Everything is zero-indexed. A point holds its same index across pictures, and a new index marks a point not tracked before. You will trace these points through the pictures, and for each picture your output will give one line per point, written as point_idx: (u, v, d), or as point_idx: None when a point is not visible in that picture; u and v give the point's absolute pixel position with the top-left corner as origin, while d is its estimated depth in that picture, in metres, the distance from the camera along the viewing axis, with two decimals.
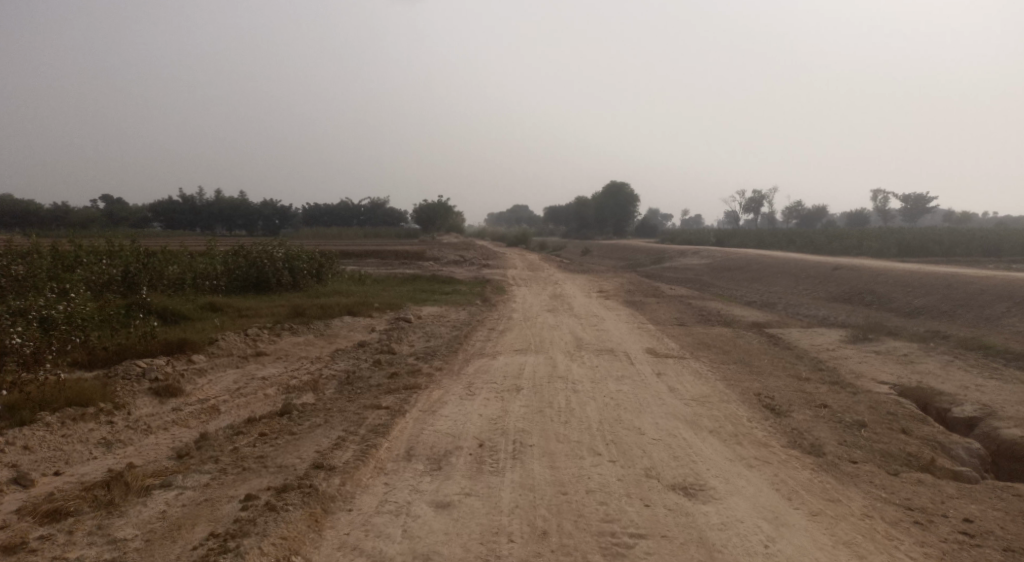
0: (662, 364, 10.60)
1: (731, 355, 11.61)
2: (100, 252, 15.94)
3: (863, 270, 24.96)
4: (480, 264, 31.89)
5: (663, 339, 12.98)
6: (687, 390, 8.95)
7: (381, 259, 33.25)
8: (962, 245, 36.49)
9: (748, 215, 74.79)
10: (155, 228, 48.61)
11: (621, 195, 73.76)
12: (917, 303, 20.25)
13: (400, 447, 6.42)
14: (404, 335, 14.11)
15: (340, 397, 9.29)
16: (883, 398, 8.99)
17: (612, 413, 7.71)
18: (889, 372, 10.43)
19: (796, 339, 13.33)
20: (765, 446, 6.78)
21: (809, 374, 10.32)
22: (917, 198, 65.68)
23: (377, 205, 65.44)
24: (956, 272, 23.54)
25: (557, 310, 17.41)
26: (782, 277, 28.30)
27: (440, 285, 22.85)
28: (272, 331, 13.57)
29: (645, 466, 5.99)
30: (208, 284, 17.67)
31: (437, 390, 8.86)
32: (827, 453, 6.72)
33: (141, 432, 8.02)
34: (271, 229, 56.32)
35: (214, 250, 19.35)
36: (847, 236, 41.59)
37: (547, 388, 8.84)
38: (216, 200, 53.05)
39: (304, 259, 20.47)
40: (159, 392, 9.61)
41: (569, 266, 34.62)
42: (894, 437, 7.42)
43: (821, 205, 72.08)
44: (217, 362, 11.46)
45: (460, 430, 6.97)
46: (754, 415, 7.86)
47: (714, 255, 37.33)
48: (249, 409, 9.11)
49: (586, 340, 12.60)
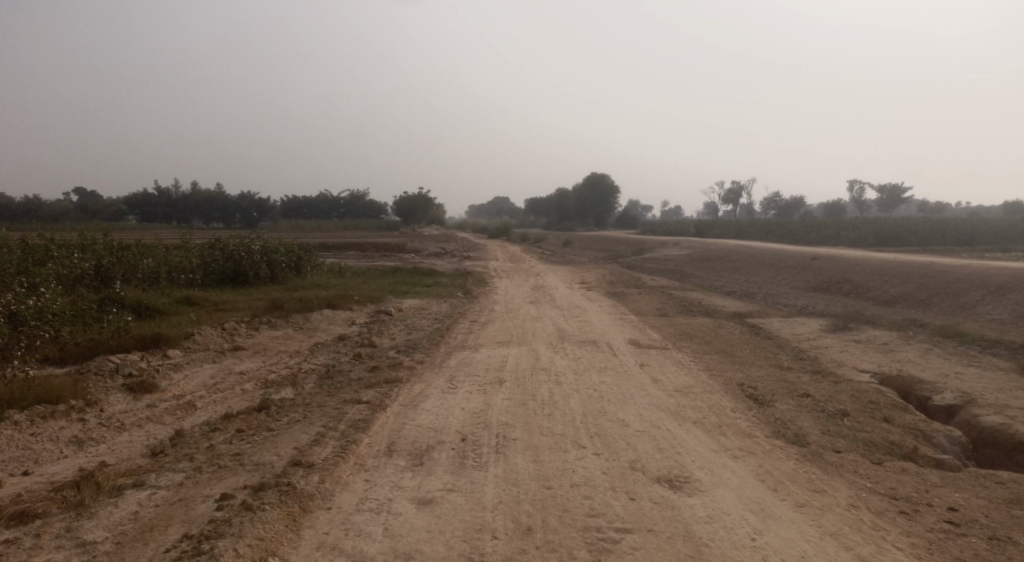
0: (645, 355, 10.56)
1: (713, 345, 11.60)
2: (72, 245, 15.57)
3: (842, 259, 25.15)
4: (462, 256, 31.74)
5: (645, 330, 12.96)
6: (670, 381, 8.91)
7: (362, 251, 33.00)
8: (937, 234, 36.95)
9: (727, 206, 75.18)
10: (130, 221, 47.93)
11: (602, 187, 73.93)
12: (894, 291, 20.43)
13: (381, 442, 6.30)
14: (385, 328, 13.94)
15: (320, 391, 9.14)
16: (864, 387, 9.01)
17: (596, 405, 7.64)
18: (869, 361, 10.47)
19: (777, 329, 13.36)
20: (749, 437, 6.74)
21: (791, 363, 10.33)
22: (893, 189, 66.42)
23: (357, 197, 64.90)
24: (933, 260, 23.78)
25: (539, 301, 17.34)
26: (762, 266, 28.46)
27: (421, 278, 22.67)
28: (249, 325, 13.35)
29: (631, 459, 5.93)
30: (184, 277, 17.36)
31: (419, 384, 8.74)
32: (810, 443, 6.70)
33: (114, 430, 7.82)
34: (250, 221, 55.67)
35: (190, 243, 19.02)
36: (824, 226, 41.96)
37: (530, 381, 8.75)
38: (193, 193, 52.37)
39: (282, 251, 20.18)
40: (133, 388, 9.39)
41: (550, 257, 34.57)
42: (876, 426, 7.43)
43: (799, 196, 72.72)
44: (194, 357, 11.24)
45: (442, 424, 6.85)
46: (738, 406, 7.83)
47: (694, 245, 37.48)
48: (226, 405, 8.93)
49: (569, 332, 12.53)
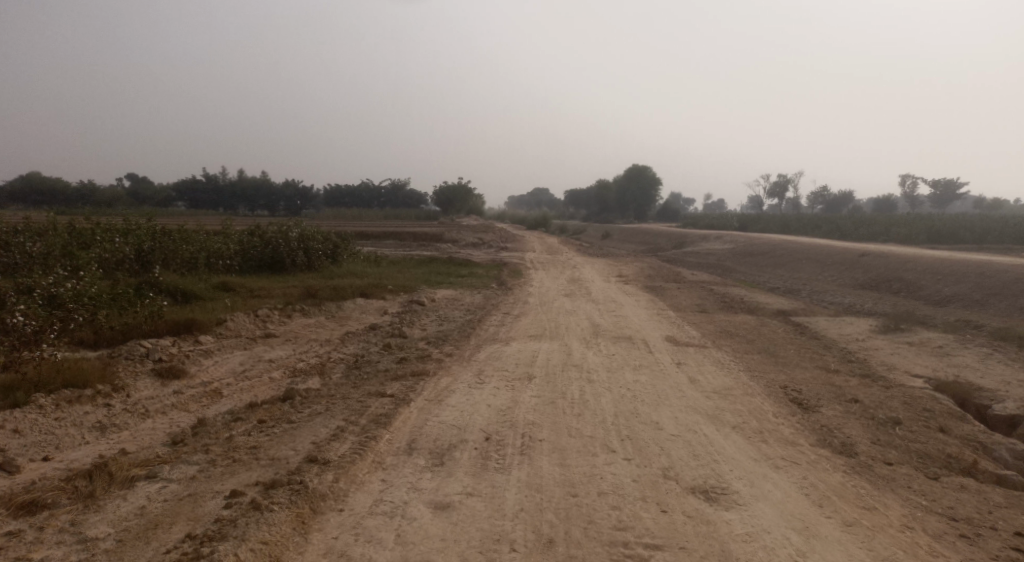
0: (683, 354, 10.13)
1: (755, 344, 11.09)
2: (114, 229, 15.74)
3: (892, 257, 24.14)
4: (499, 247, 31.50)
5: (684, 326, 12.49)
6: (708, 382, 8.48)
7: (400, 240, 33.00)
8: (995, 232, 35.30)
9: (773, 199, 73.33)
10: (179, 207, 48.97)
11: (643, 179, 72.93)
12: (948, 291, 19.48)
13: (401, 439, 6.04)
14: (417, 318, 13.74)
15: (346, 382, 8.95)
16: (918, 393, 8.44)
17: (629, 406, 7.28)
18: (924, 365, 9.86)
19: (824, 328, 12.76)
20: (792, 445, 6.31)
21: (838, 365, 9.79)
22: (948, 184, 63.91)
23: (397, 186, 65.04)
24: (990, 259, 22.64)
25: (575, 294, 16.95)
26: (807, 263, 27.55)
27: (456, 268, 22.48)
28: (282, 312, 13.28)
29: (663, 465, 5.57)
30: (222, 264, 17.43)
31: (446, 378, 8.47)
32: (859, 454, 6.25)
33: (138, 416, 7.76)
34: (293, 209, 56.26)
35: (230, 229, 19.12)
36: (874, 222, 40.51)
37: (561, 377, 8.42)
38: (238, 180, 53.19)
39: (319, 239, 20.16)
40: (162, 374, 9.35)
41: (588, 250, 34.03)
42: (931, 436, 6.91)
43: (848, 191, 70.69)
44: (225, 344, 11.18)
45: (466, 421, 6.57)
46: (781, 410, 7.39)
47: (737, 239, 36.55)
48: (252, 394, 8.81)
49: (604, 327, 12.15)
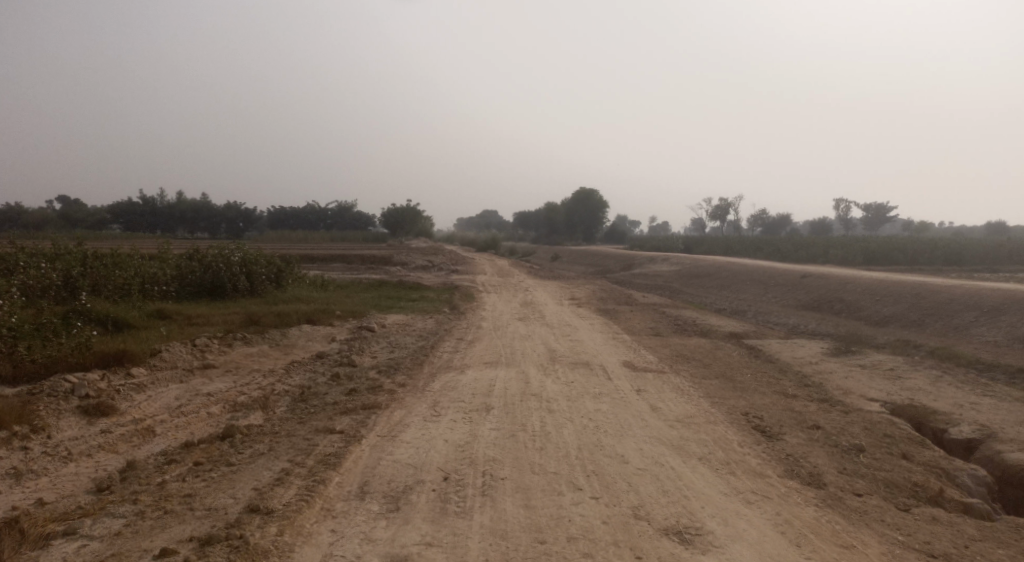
0: (641, 380, 9.92)
1: (712, 368, 10.98)
2: (41, 255, 14.79)
3: (832, 278, 24.71)
4: (449, 270, 31.09)
5: (640, 351, 12.33)
6: (670, 410, 8.27)
7: (348, 263, 32.28)
8: (924, 254, 36.74)
9: (715, 222, 75.00)
10: (113, 229, 47.04)
11: (590, 202, 73.69)
12: (887, 311, 19.96)
13: (353, 482, 5.61)
14: (366, 346, 13.23)
15: (291, 417, 8.42)
16: (876, 418, 8.41)
17: (592, 438, 6.99)
18: (877, 389, 9.89)
19: (777, 351, 12.78)
20: (761, 477, 6.12)
21: (796, 390, 9.72)
22: (878, 208, 66.57)
23: (343, 208, 64.00)
24: (925, 280, 23.37)
25: (528, 318, 16.68)
26: (752, 284, 27.99)
27: (406, 292, 22.00)
28: (222, 341, 12.59)
29: (633, 504, 5.30)
30: (159, 290, 16.56)
31: (399, 411, 8.02)
32: (827, 485, 6.10)
33: (59, 461, 7.08)
34: (235, 232, 54.73)
35: (167, 252, 18.24)
36: (812, 244, 41.71)
37: (520, 408, 8.09)
38: (178, 202, 51.47)
39: (262, 263, 19.41)
40: (88, 412, 8.64)
41: (539, 272, 33.89)
42: (896, 463, 6.83)
43: (786, 214, 72.96)
44: (159, 377, 10.47)
45: (423, 459, 6.17)
46: (745, 439, 7.22)
47: (683, 261, 37.03)
48: (189, 431, 8.21)
49: (559, 352, 11.87)
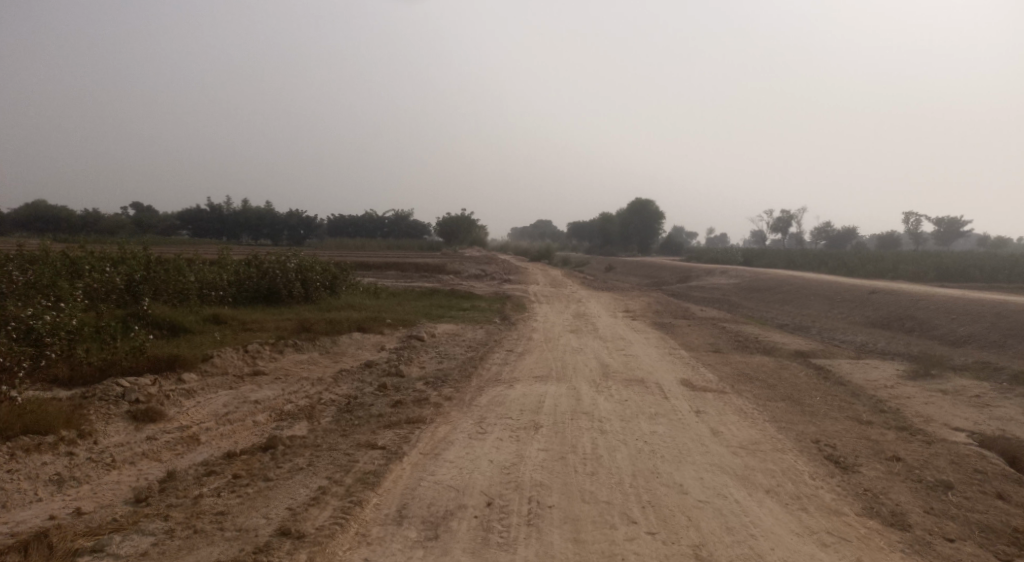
0: (701, 400, 9.35)
1: (777, 390, 10.31)
2: (107, 259, 15.14)
3: (903, 295, 23.39)
4: (501, 279, 30.81)
5: (699, 368, 11.72)
6: (733, 434, 7.70)
7: (402, 271, 32.40)
8: (1005, 271, 34.61)
9: (776, 235, 72.82)
10: (182, 235, 48.67)
11: (647, 213, 72.62)
12: (964, 330, 18.68)
13: (391, 505, 5.28)
14: (415, 355, 13.00)
15: (335, 429, 8.19)
16: (964, 451, 7.64)
17: (647, 463, 6.51)
18: (962, 418, 9.06)
19: (847, 373, 11.98)
20: (837, 515, 5.54)
21: (871, 417, 8.98)
22: (952, 222, 63.44)
23: (400, 217, 64.68)
24: (1008, 298, 21.83)
25: (581, 331, 16.22)
26: (816, 299, 26.78)
27: (458, 301, 21.82)
28: (273, 348, 12.53)
29: (694, 544, 4.83)
30: (216, 295, 16.76)
31: (444, 427, 7.68)
32: (913, 527, 5.47)
33: (102, 468, 6.99)
34: (296, 239, 55.98)
35: (226, 258, 18.48)
36: (881, 258, 39.85)
37: (570, 427, 7.65)
38: (242, 210, 52.93)
39: (317, 270, 19.49)
40: (136, 417, 8.60)
41: (592, 283, 33.26)
42: (990, 504, 6.12)
43: (852, 227, 70.37)
44: (209, 383, 10.42)
45: (466, 481, 5.80)
46: (817, 470, 6.62)
47: (743, 274, 35.85)
48: (233, 441, 8.06)
49: (613, 368, 11.37)
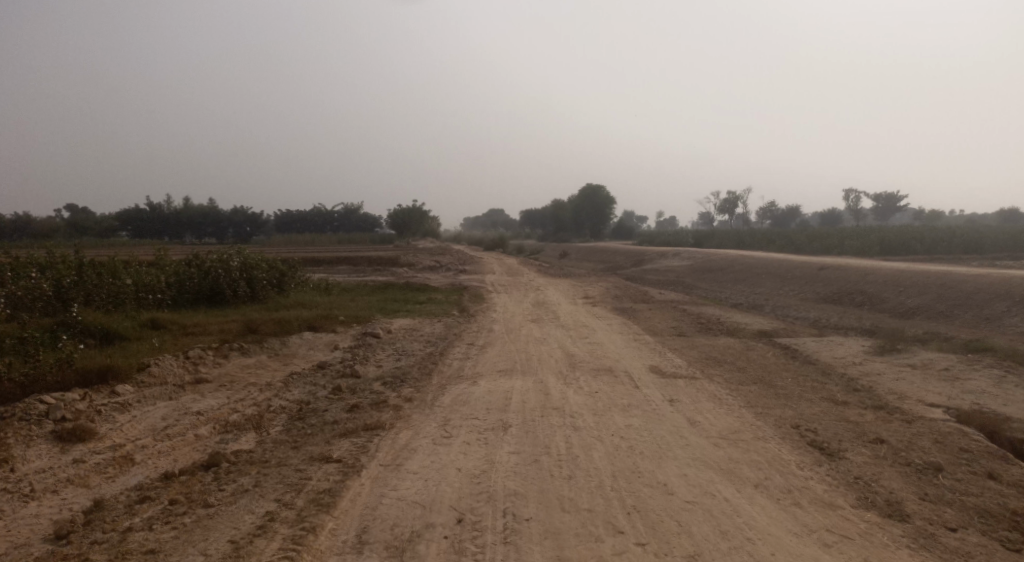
0: (673, 388, 8.96)
1: (748, 373, 10.01)
2: (33, 264, 13.99)
3: (852, 269, 23.61)
4: (456, 270, 30.13)
5: (665, 354, 11.35)
6: (711, 424, 7.31)
7: (354, 265, 31.50)
8: (943, 243, 35.56)
9: (724, 216, 73.77)
10: (121, 236, 46.51)
11: (597, 198, 72.75)
12: (913, 302, 18.86)
13: (349, 529, 4.74)
14: (371, 353, 12.33)
15: (286, 440, 7.53)
16: (945, 429, 7.41)
17: (627, 462, 6.06)
18: (935, 393, 8.89)
19: (813, 351, 11.77)
20: (833, 509, 5.19)
21: (846, 397, 8.73)
22: (889, 197, 65.15)
23: (350, 211, 63.24)
24: (951, 270, 22.21)
25: (541, 320, 15.74)
26: (768, 277, 26.91)
27: (413, 294, 21.13)
28: (217, 352, 11.71)
29: (688, 555, 4.42)
30: (155, 298, 15.73)
31: (405, 433, 7.10)
32: (912, 517, 5.15)
33: (18, 500, 6.21)
34: (243, 236, 54.17)
35: (165, 259, 17.39)
36: (827, 234, 40.52)
37: (541, 426, 7.15)
38: (184, 208, 50.84)
39: (263, 267, 18.55)
40: (62, 437, 7.78)
41: (548, 270, 32.81)
42: (984, 486, 5.86)
43: (795, 205, 71.84)
44: (146, 395, 9.59)
45: (433, 495, 5.26)
46: (804, 459, 6.27)
47: (695, 255, 36.00)
48: (172, 459, 7.33)
49: (579, 357, 10.91)
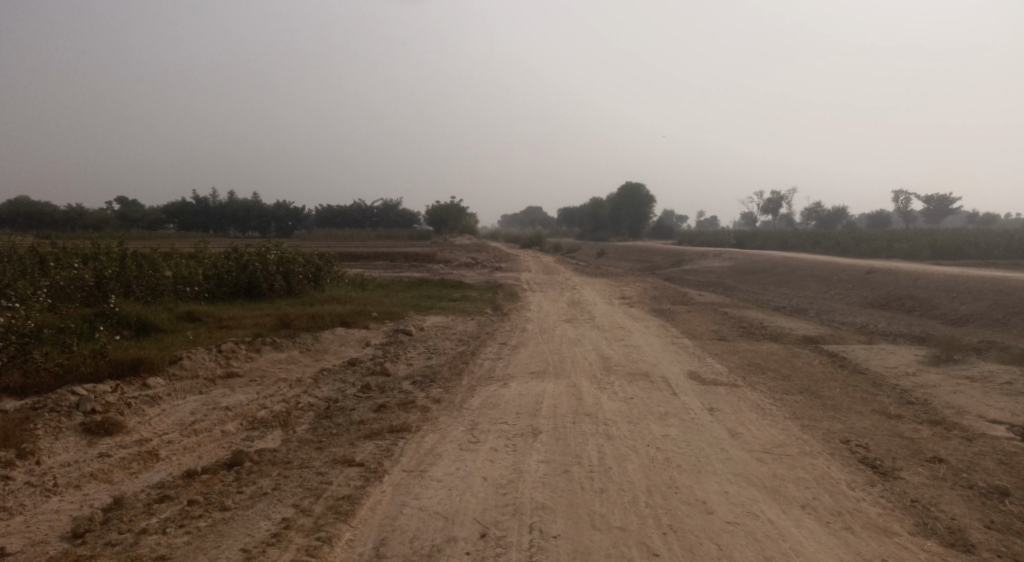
0: (712, 396, 8.54)
1: (792, 381, 9.53)
2: (76, 254, 14.14)
3: (902, 273, 22.67)
4: (492, 267, 29.87)
5: (705, 359, 10.91)
6: (754, 436, 6.89)
7: (391, 261, 31.47)
8: (999, 247, 34.00)
9: (766, 216, 72.18)
10: (168, 228, 47.43)
11: (636, 198, 71.66)
12: (967, 309, 17.97)
13: (366, 540, 4.50)
14: (402, 351, 12.14)
15: (311, 439, 7.34)
16: (1010, 449, 6.86)
17: (664, 476, 5.70)
18: (997, 408, 8.30)
19: (862, 360, 11.19)
20: (888, 535, 4.77)
21: (899, 410, 8.21)
22: (941, 199, 62.81)
23: (389, 207, 63.57)
24: (1009, 275, 21.13)
25: (576, 320, 15.38)
26: (813, 280, 26.06)
27: (448, 291, 20.93)
28: (250, 346, 11.63)
29: None
30: (193, 290, 15.79)
31: (432, 437, 6.84)
32: (977, 547, 4.71)
33: (41, 494, 6.14)
34: (284, 230, 54.82)
35: (204, 252, 17.47)
36: (874, 236, 39.18)
37: (573, 433, 6.82)
38: (228, 202, 51.62)
39: (300, 261, 18.51)
40: (90, 430, 7.73)
41: (586, 269, 32.35)
42: None
43: (841, 206, 69.89)
44: (177, 388, 9.52)
45: (456, 506, 4.98)
46: (856, 478, 5.84)
47: (737, 256, 35.14)
48: (196, 456, 7.20)
49: (614, 361, 10.54)
